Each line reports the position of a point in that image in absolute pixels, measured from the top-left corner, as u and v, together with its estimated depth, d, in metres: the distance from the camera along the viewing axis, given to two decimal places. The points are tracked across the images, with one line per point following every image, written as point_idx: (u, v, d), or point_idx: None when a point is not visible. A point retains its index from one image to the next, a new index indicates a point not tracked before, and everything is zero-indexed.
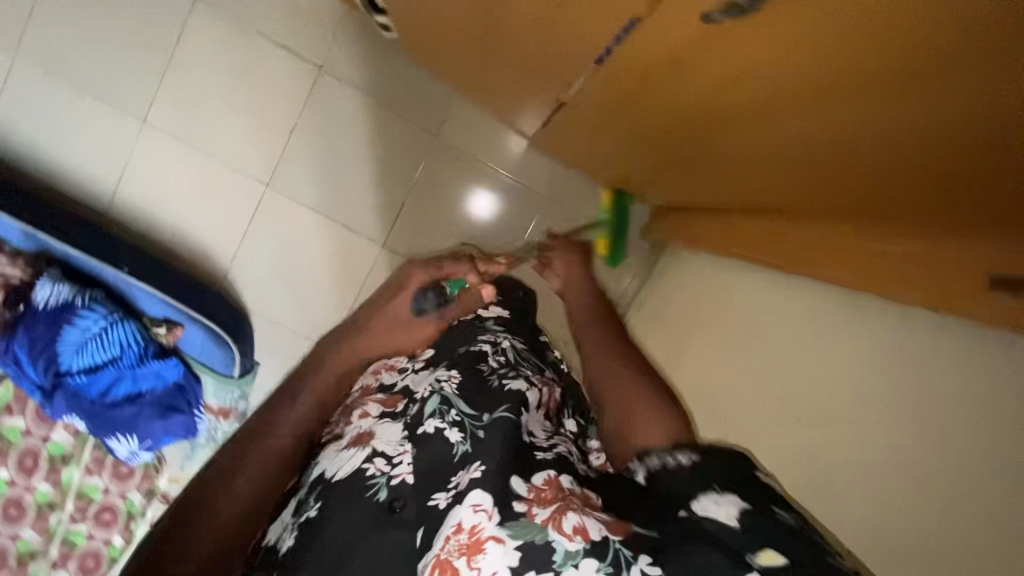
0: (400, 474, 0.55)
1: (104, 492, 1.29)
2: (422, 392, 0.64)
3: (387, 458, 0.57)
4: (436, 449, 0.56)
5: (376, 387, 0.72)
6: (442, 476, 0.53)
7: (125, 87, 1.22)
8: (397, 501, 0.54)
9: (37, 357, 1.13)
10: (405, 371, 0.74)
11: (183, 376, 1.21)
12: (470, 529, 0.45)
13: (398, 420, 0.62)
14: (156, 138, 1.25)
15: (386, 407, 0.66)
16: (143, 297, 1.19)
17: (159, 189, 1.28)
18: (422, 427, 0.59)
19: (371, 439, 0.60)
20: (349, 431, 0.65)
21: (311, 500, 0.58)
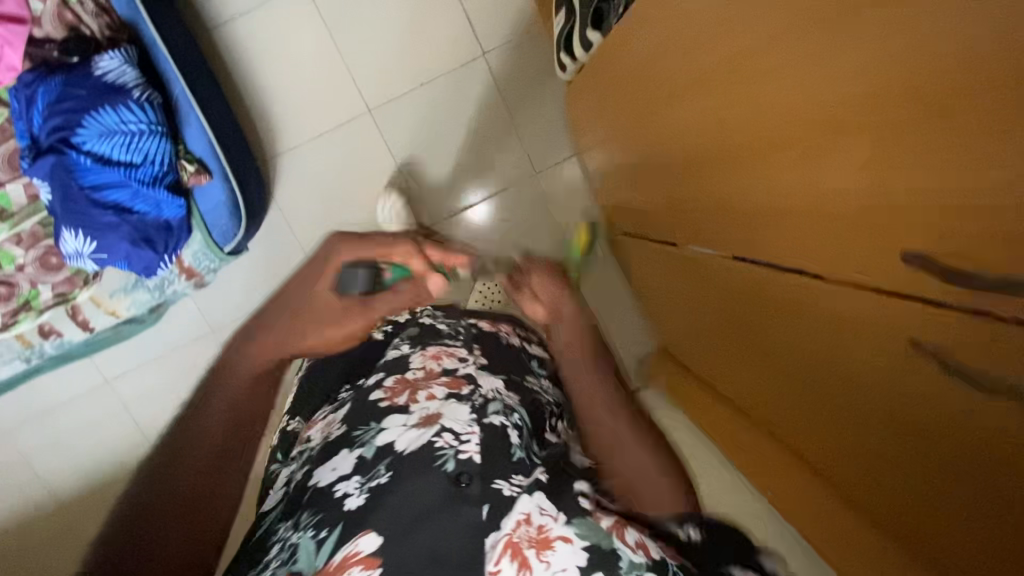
0: (467, 451, 0.62)
1: (17, 268, 1.17)
2: (490, 392, 0.73)
3: (455, 434, 0.63)
4: (496, 441, 0.64)
5: (440, 369, 0.76)
6: (501, 468, 0.61)
7: None
8: (462, 475, 0.60)
9: (57, 112, 1.04)
10: (466, 363, 0.79)
11: (178, 220, 1.14)
12: (544, 527, 0.55)
13: (463, 403, 0.69)
14: (304, 2, 1.22)
15: (450, 390, 0.72)
16: (193, 128, 1.12)
17: (273, 45, 1.23)
18: (488, 417, 0.67)
19: (440, 417, 0.66)
20: (417, 410, 0.69)
21: (379, 467, 0.61)
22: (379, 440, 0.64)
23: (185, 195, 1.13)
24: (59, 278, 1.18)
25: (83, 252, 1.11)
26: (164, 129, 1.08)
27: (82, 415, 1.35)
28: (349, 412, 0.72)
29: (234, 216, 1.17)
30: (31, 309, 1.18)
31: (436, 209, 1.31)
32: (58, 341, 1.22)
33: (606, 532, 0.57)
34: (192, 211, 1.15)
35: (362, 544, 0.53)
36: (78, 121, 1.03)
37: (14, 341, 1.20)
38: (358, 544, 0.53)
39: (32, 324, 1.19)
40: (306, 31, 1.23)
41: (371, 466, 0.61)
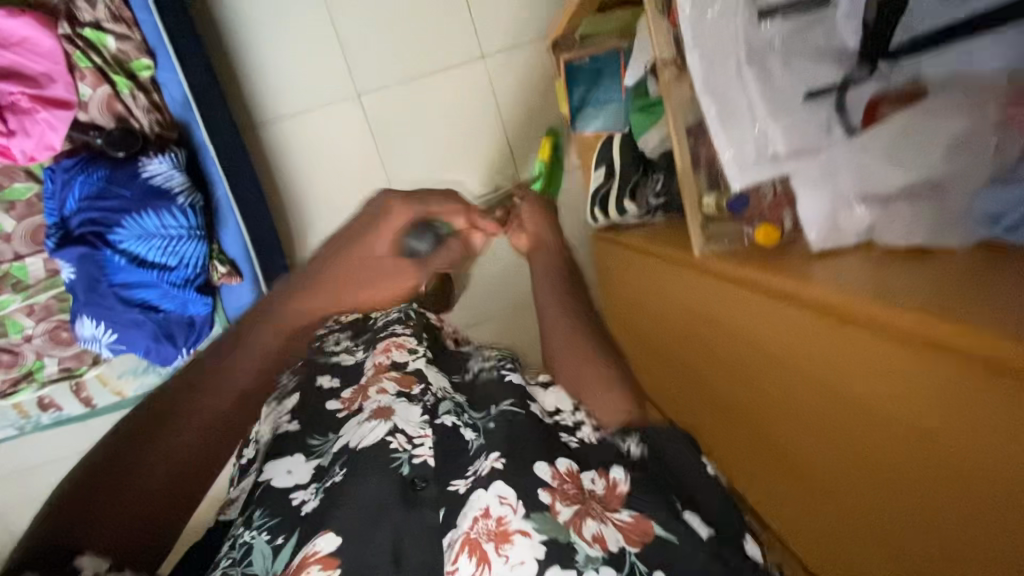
0: (422, 454, 0.58)
1: (25, 337, 1.14)
2: (439, 392, 0.69)
3: (409, 437, 0.60)
4: (453, 440, 0.60)
5: (388, 365, 0.75)
6: (458, 464, 0.57)
7: (369, 61, 1.21)
8: (418, 479, 0.56)
9: (95, 207, 1.03)
10: (416, 356, 0.78)
11: (202, 316, 1.14)
12: (502, 518, 0.48)
13: (415, 403, 0.66)
14: (355, 112, 1.23)
15: (401, 387, 0.70)
16: (230, 230, 1.13)
17: (316, 149, 1.24)
18: (439, 418, 0.63)
19: (392, 415, 0.63)
20: (368, 405, 0.67)
21: (335, 469, 0.58)
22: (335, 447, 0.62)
23: (212, 293, 1.14)
24: (70, 353, 1.16)
25: (99, 339, 1.10)
26: (201, 232, 1.08)
27: (63, 475, 1.34)
28: (298, 409, 0.71)
29: None
30: (32, 380, 1.16)
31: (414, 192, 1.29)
32: (56, 414, 1.21)
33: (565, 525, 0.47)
34: (217, 307, 1.16)
35: (320, 544, 0.50)
36: (117, 221, 1.02)
37: (12, 411, 1.19)
38: (316, 545, 0.50)
39: (31, 395, 1.17)
40: (350, 138, 1.24)
41: (324, 473, 0.59)
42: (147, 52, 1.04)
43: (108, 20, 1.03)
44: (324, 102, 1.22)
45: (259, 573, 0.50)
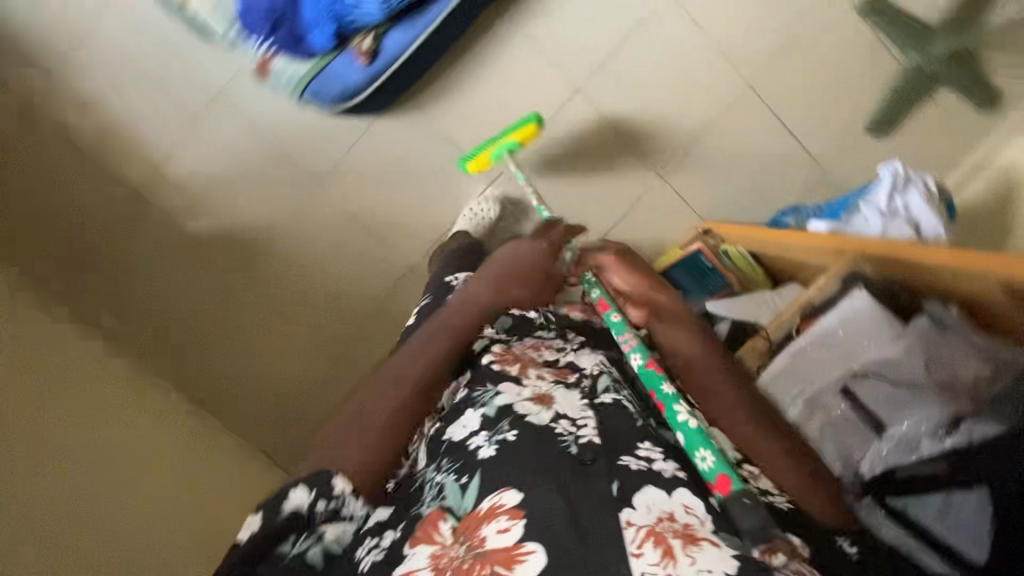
0: (586, 435, 0.65)
1: None
2: (592, 370, 0.81)
3: (569, 420, 0.68)
4: (614, 422, 0.68)
5: (540, 357, 0.84)
6: (628, 440, 0.65)
7: (611, 79, 1.30)
8: (586, 456, 0.62)
9: None
10: (561, 352, 0.87)
11: (310, 45, 1.11)
12: (689, 525, 0.54)
13: (573, 390, 0.76)
14: (562, 90, 1.30)
15: (558, 377, 0.79)
16: (405, 34, 1.12)
17: (514, 70, 1.27)
18: (599, 397, 0.74)
19: (553, 403, 0.72)
20: (529, 385, 0.76)
21: (504, 425, 0.67)
22: (499, 403, 0.71)
23: (337, 45, 1.11)
24: None
25: None
26: (391, 9, 1.07)
27: None
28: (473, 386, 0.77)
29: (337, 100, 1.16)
30: None
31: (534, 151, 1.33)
32: None
33: (750, 545, 0.51)
34: (329, 57, 1.13)
35: (505, 499, 0.58)
36: None
37: None
38: (504, 498, 0.58)
39: None
40: (540, 96, 1.30)
41: (496, 424, 0.68)
42: None
43: None
44: (558, 58, 1.28)
45: (451, 509, 0.61)
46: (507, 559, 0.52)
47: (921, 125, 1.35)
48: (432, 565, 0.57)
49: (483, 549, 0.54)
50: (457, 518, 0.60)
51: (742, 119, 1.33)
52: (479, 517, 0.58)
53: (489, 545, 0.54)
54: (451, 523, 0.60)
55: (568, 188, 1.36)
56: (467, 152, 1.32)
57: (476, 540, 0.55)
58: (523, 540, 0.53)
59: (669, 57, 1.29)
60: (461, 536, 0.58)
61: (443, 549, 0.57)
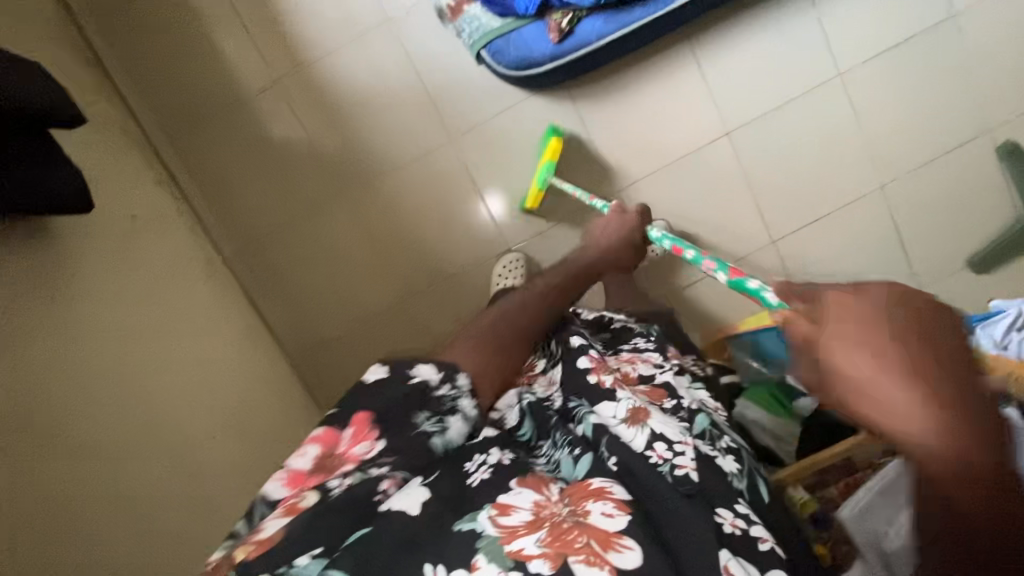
0: (684, 466, 0.76)
1: None
2: (695, 403, 0.92)
3: (664, 446, 0.79)
4: (717, 477, 0.78)
5: (637, 373, 0.98)
6: (723, 498, 0.75)
7: (764, 134, 1.32)
8: (686, 486, 0.74)
9: None
10: (658, 368, 1.00)
11: (510, 6, 1.11)
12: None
13: (673, 415, 0.88)
14: (716, 129, 1.31)
15: (654, 398, 0.91)
16: (599, 27, 1.13)
17: (680, 95, 1.29)
18: (715, 442, 0.85)
19: (647, 420, 0.82)
20: (622, 399, 0.85)
21: (603, 451, 0.77)
22: (593, 421, 0.81)
23: (536, 15, 1.11)
24: None
25: None
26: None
27: None
28: (566, 384, 0.90)
29: (511, 65, 1.15)
30: None
31: (667, 177, 1.34)
32: None
33: None
34: (521, 23, 1.13)
35: (615, 490, 0.69)
36: None
37: None
38: (613, 488, 0.69)
39: None
40: (694, 127, 1.31)
41: (596, 446, 0.78)
42: None
43: None
44: (724, 97, 1.30)
45: (564, 479, 0.73)
46: (605, 540, 0.62)
47: None
48: (534, 510, 0.65)
49: (585, 519, 0.64)
50: (565, 487, 0.70)
51: (863, 214, 1.37)
52: (587, 492, 0.69)
53: (593, 519, 0.64)
54: (560, 487, 0.70)
55: (685, 224, 1.36)
56: (605, 157, 1.32)
57: (580, 510, 0.66)
58: (624, 532, 0.63)
59: (823, 133, 1.32)
60: (567, 499, 0.68)
61: (547, 501, 0.67)
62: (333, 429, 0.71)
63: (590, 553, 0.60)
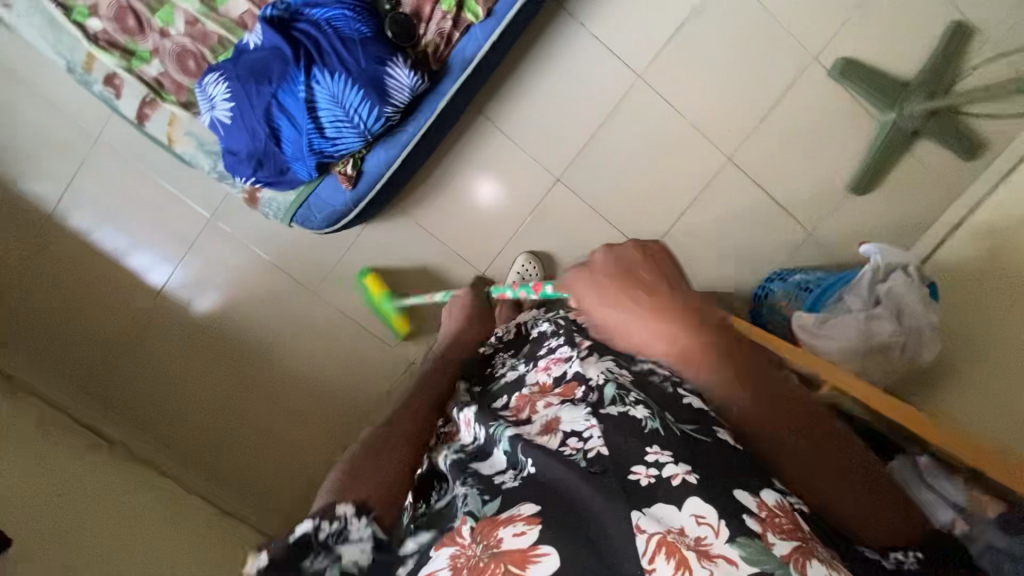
0: (593, 449, 0.55)
1: (166, 33, 1.13)
2: (599, 380, 0.66)
3: (579, 436, 0.57)
4: (625, 424, 0.57)
5: (551, 381, 0.72)
6: (632, 455, 0.53)
7: (596, 162, 1.31)
8: (595, 467, 0.52)
9: (328, 45, 1.04)
10: (571, 360, 0.73)
11: (295, 177, 1.13)
12: (702, 541, 0.44)
13: (579, 405, 0.63)
14: (545, 180, 1.32)
15: (564, 396, 0.67)
16: (385, 155, 1.15)
17: (499, 165, 1.31)
18: (606, 408, 0.60)
19: (559, 423, 0.61)
20: (537, 419, 0.64)
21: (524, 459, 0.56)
22: (510, 434, 0.60)
23: (321, 173, 1.14)
24: (176, 79, 1.14)
25: (213, 104, 1.08)
26: (369, 137, 1.10)
27: (45, 124, 1.28)
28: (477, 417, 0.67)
29: (326, 222, 1.20)
30: (126, 59, 1.13)
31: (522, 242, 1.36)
32: (107, 93, 1.13)
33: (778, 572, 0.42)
34: (313, 183, 1.16)
35: (523, 509, 0.49)
36: (329, 68, 1.04)
37: (82, 54, 1.12)
38: (522, 507, 0.49)
39: (111, 65, 1.12)
40: (527, 187, 1.32)
41: (514, 460, 0.57)
42: (486, 7, 1.09)
43: None
44: (539, 147, 1.30)
45: (471, 513, 0.51)
46: (522, 559, 0.45)
47: (914, 175, 1.35)
48: (451, 564, 0.47)
49: (497, 550, 0.46)
50: (478, 518, 0.50)
51: (722, 191, 1.35)
52: (496, 521, 0.49)
53: (505, 546, 0.46)
54: (470, 525, 0.50)
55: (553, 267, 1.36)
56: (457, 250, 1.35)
57: (491, 541, 0.47)
58: (540, 542, 0.46)
59: (652, 135, 1.30)
60: (478, 537, 0.48)
61: (461, 549, 0.48)
62: None
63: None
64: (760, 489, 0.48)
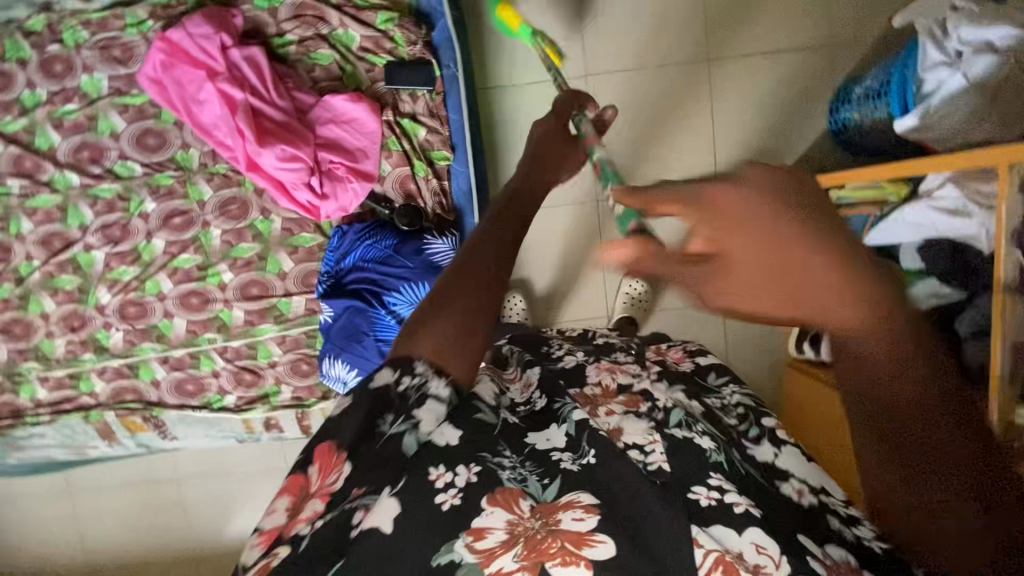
0: (657, 463, 0.57)
1: (272, 363, 1.29)
2: (667, 402, 0.68)
3: (642, 447, 0.59)
4: (695, 451, 0.59)
5: (614, 388, 0.71)
6: (698, 472, 0.56)
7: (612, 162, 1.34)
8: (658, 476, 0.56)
9: (377, 272, 1.17)
10: (640, 376, 0.74)
11: None
12: (761, 568, 0.48)
13: (643, 416, 0.65)
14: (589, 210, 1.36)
15: (628, 406, 0.67)
16: None
17: (547, 231, 1.37)
18: (672, 429, 0.62)
19: (623, 432, 0.61)
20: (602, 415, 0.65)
21: (585, 444, 0.58)
22: (577, 416, 0.61)
23: None
24: (304, 385, 1.30)
25: (343, 380, 1.20)
26: None
27: (246, 486, 1.48)
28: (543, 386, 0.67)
29: None
30: (266, 403, 1.31)
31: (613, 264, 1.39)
32: (275, 434, 1.33)
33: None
34: None
35: (582, 495, 0.53)
36: (393, 287, 1.16)
37: (241, 424, 1.32)
38: (580, 494, 0.53)
39: (261, 414, 1.31)
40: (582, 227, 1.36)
41: (578, 444, 0.58)
42: (447, 145, 1.20)
43: (424, 114, 1.20)
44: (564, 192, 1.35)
45: (533, 495, 0.53)
46: (577, 539, 0.49)
47: None
48: (508, 528, 0.50)
49: (556, 526, 0.50)
50: (540, 500, 0.53)
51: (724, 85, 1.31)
52: (554, 502, 0.52)
53: (564, 524, 0.50)
54: (529, 501, 0.52)
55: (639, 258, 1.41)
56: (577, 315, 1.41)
57: (552, 517, 0.51)
58: (597, 529, 0.49)
59: (632, 102, 1.32)
60: (536, 508, 0.52)
61: (518, 519, 0.51)
62: (297, 474, 0.49)
63: (564, 553, 0.48)
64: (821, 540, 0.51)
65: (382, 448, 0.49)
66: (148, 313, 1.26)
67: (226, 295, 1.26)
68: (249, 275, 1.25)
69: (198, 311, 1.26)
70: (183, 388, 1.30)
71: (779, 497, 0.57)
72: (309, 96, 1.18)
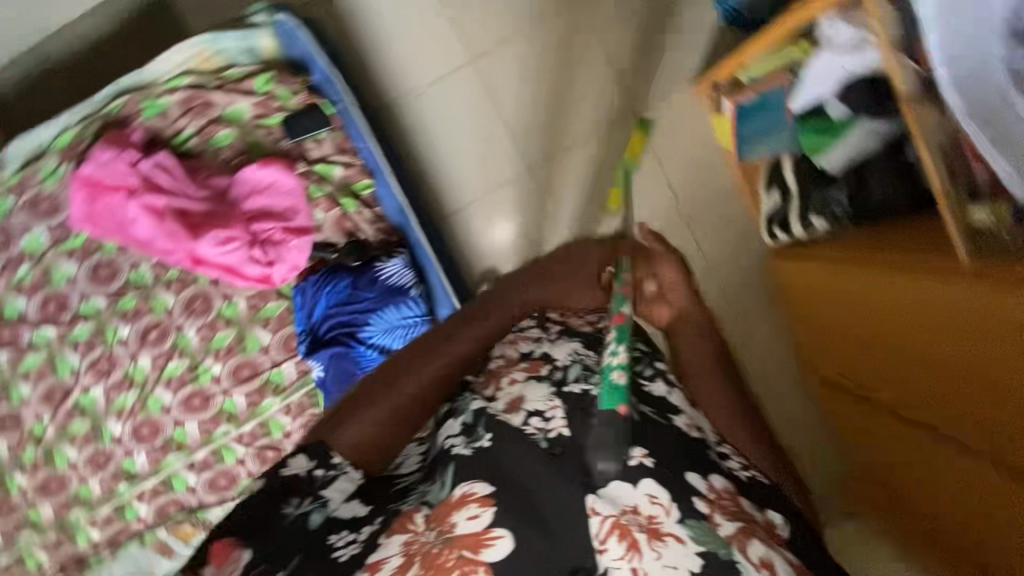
0: (556, 430, 0.66)
1: (285, 433, 1.31)
2: (566, 360, 0.75)
3: (541, 415, 0.68)
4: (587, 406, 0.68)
5: (517, 356, 0.78)
6: (592, 431, 0.64)
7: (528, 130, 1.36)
8: (556, 449, 0.64)
9: (345, 313, 1.20)
10: (540, 341, 0.80)
11: None
12: (654, 518, 0.58)
13: (544, 382, 0.72)
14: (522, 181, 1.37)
15: (530, 372, 0.75)
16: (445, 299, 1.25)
17: (493, 215, 1.38)
18: (569, 387, 0.71)
19: (524, 400, 0.70)
20: (501, 393, 0.72)
21: (481, 429, 0.67)
22: (474, 407, 0.70)
23: None
24: None
25: None
26: (429, 317, 1.22)
27: None
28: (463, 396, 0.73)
29: None
30: None
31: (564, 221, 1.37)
32: None
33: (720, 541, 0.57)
34: None
35: (476, 487, 0.60)
36: (364, 320, 1.19)
37: None
38: (475, 487, 0.60)
39: None
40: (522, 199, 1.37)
41: (474, 430, 0.67)
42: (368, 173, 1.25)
43: (335, 153, 1.24)
44: (494, 172, 1.37)
45: (428, 500, 0.62)
46: (476, 543, 0.56)
47: None
48: (406, 551, 0.58)
49: (452, 535, 0.57)
50: (433, 505, 0.61)
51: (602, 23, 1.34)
52: (452, 503, 0.60)
53: (459, 530, 0.57)
54: (425, 512, 0.61)
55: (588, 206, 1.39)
56: None
57: (445, 527, 0.58)
58: (489, 526, 0.57)
59: (525, 69, 1.35)
60: (433, 521, 0.59)
61: (414, 536, 0.59)
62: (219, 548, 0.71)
63: (462, 563, 0.55)
64: (705, 474, 0.64)
65: (289, 531, 0.68)
66: (161, 428, 1.31)
67: (221, 385, 1.30)
68: (236, 360, 1.29)
69: (202, 410, 1.30)
70: (214, 486, 1.32)
71: (677, 442, 0.67)
72: (224, 177, 1.22)
